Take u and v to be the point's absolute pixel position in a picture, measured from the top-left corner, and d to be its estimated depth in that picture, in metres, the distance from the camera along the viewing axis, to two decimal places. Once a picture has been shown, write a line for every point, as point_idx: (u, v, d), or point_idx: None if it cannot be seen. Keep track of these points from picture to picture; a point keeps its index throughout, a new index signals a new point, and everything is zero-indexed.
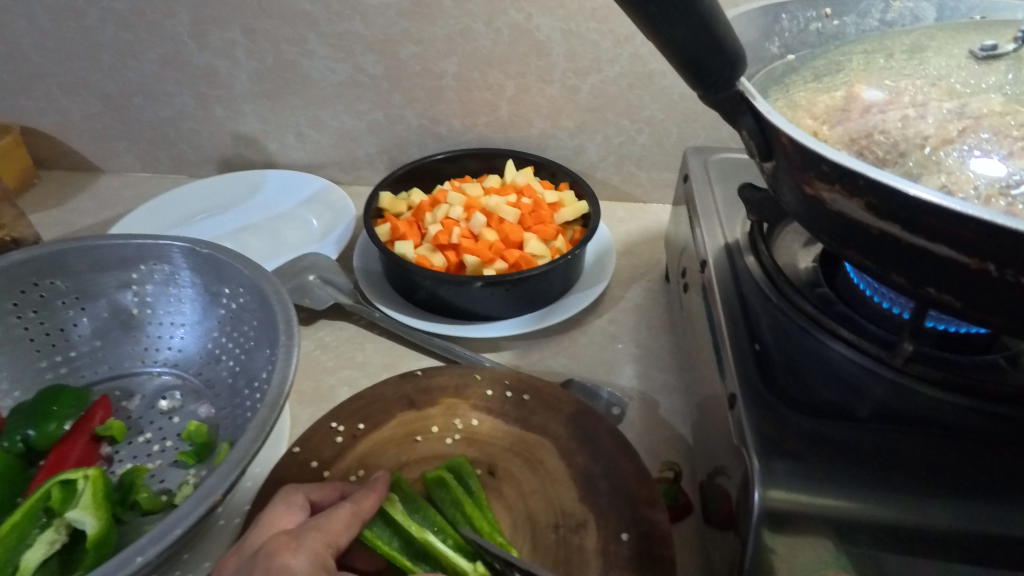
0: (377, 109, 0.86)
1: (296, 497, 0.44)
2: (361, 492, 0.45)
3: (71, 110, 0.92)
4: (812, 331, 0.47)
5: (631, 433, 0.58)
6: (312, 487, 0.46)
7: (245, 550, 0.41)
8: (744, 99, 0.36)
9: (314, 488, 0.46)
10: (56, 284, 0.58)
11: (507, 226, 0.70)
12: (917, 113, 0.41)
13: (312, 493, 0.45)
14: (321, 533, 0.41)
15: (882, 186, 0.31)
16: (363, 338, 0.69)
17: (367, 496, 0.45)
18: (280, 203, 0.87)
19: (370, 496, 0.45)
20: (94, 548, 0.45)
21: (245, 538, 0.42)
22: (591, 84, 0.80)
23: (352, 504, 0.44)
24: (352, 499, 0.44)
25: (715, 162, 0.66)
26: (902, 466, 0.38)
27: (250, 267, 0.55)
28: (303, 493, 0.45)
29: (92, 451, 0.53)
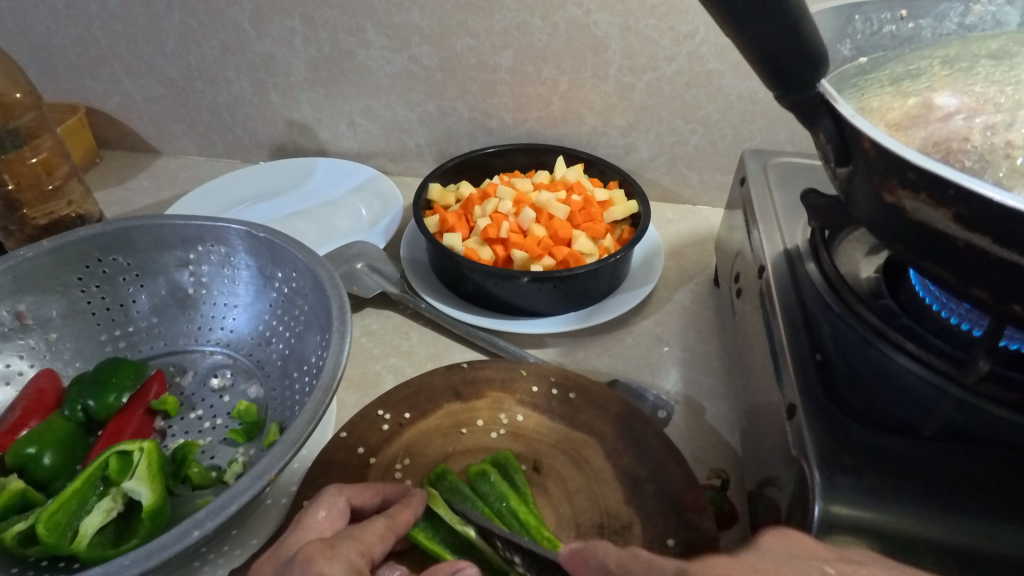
0: (430, 101, 0.87)
1: (336, 500, 0.42)
2: (398, 506, 0.43)
3: (135, 92, 0.95)
4: (876, 344, 0.45)
5: (676, 437, 0.57)
6: (356, 488, 0.43)
7: (280, 556, 0.38)
8: (824, 101, 0.35)
9: (356, 490, 0.43)
10: (119, 261, 0.60)
11: (556, 222, 0.69)
12: (1004, 122, 0.39)
13: (355, 497, 0.43)
14: (357, 544, 0.39)
15: (975, 196, 0.29)
16: (409, 327, 0.69)
17: (408, 509, 0.43)
18: (330, 191, 0.88)
19: (408, 509, 0.43)
20: (149, 517, 0.46)
21: (278, 543, 0.40)
22: (647, 82, 0.79)
23: (389, 517, 0.42)
24: (390, 512, 0.42)
25: (774, 165, 0.64)
26: (971, 489, 0.37)
27: (305, 252, 0.56)
28: (344, 494, 0.42)
29: (147, 424, 0.55)
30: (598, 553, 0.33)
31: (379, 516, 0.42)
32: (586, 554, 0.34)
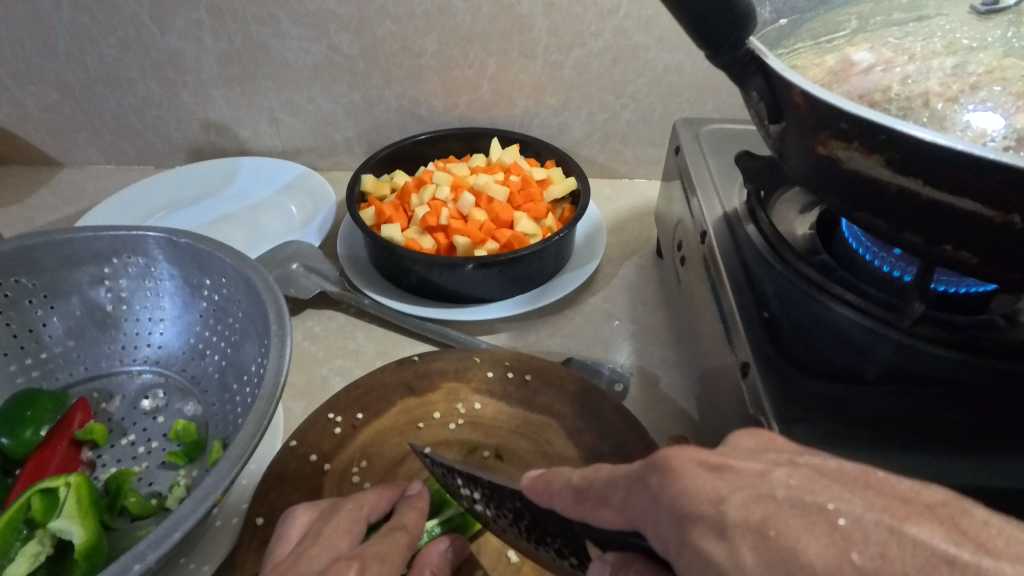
0: (355, 91, 0.83)
1: (351, 521, 0.40)
2: (404, 511, 0.42)
3: (26, 100, 0.87)
4: (817, 297, 0.46)
5: (634, 410, 0.58)
6: (370, 501, 0.41)
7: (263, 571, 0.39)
8: (754, 58, 0.35)
9: (371, 504, 0.41)
10: (23, 283, 0.54)
11: (496, 206, 0.68)
12: (918, 71, 0.40)
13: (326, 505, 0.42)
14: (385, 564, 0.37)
15: (904, 140, 0.29)
16: (354, 326, 0.66)
17: (411, 512, 0.42)
18: (257, 191, 0.84)
19: (416, 513, 0.42)
20: (85, 557, 0.42)
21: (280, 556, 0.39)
22: (575, 59, 0.78)
23: (406, 531, 0.40)
24: (407, 525, 0.40)
25: (706, 133, 0.65)
26: (913, 426, 0.38)
27: (234, 256, 0.52)
28: (363, 515, 0.40)
29: (74, 456, 0.50)
30: (563, 475, 0.34)
31: (399, 529, 0.40)
32: (549, 478, 0.35)
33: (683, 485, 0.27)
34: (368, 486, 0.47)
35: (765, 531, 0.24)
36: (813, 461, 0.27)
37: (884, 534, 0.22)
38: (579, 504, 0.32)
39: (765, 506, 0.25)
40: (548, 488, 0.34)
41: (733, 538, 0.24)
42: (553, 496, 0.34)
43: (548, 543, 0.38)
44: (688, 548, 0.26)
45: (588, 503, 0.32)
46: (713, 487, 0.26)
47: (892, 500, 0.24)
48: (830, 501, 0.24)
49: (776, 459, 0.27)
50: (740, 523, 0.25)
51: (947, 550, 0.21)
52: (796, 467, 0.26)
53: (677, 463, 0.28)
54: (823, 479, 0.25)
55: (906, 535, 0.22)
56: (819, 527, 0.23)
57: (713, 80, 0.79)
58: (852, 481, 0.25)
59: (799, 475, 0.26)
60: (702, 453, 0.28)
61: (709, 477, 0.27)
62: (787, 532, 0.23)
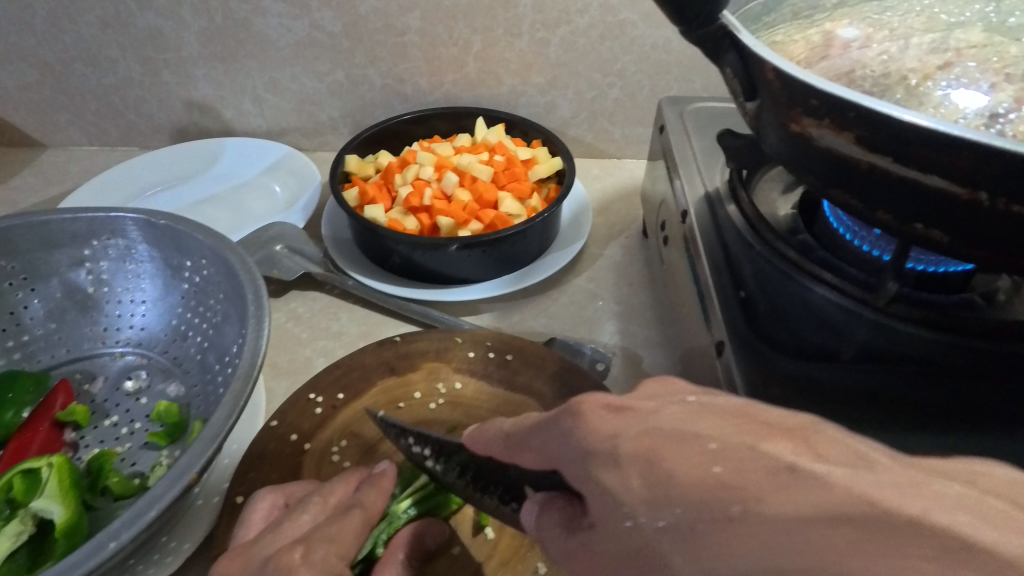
0: (339, 70, 0.82)
1: (317, 506, 0.40)
2: (367, 491, 0.41)
3: (5, 80, 0.85)
4: (795, 276, 0.46)
5: (615, 389, 0.58)
6: (334, 489, 0.41)
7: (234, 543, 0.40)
8: (728, 33, 0.34)
9: (336, 492, 0.41)
10: (1, 265, 0.54)
11: (480, 185, 0.67)
12: (898, 47, 0.40)
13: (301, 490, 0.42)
14: (335, 545, 0.38)
15: (874, 117, 0.29)
16: (337, 308, 0.66)
17: (372, 491, 0.41)
18: (241, 172, 0.83)
19: (379, 494, 0.41)
20: (65, 536, 0.42)
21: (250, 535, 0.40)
22: (561, 37, 0.77)
23: (362, 509, 0.40)
24: (364, 503, 0.40)
25: (691, 112, 0.64)
26: (883, 404, 0.39)
27: (213, 237, 0.52)
28: (327, 503, 0.41)
29: (56, 437, 0.51)
30: (496, 423, 0.35)
31: (355, 507, 0.40)
32: (484, 428, 0.36)
33: (589, 426, 0.27)
34: (347, 465, 0.47)
35: (651, 459, 0.24)
36: (709, 399, 0.26)
37: (788, 477, 0.20)
38: (507, 452, 0.33)
39: (651, 439, 0.24)
40: (482, 438, 0.35)
41: (622, 466, 0.24)
42: (487, 444, 0.35)
43: (492, 491, 0.38)
44: (590, 483, 0.26)
45: (514, 449, 0.32)
46: (608, 425, 0.26)
47: (799, 443, 0.22)
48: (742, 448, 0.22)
49: (669, 398, 0.27)
50: (629, 453, 0.24)
51: (854, 490, 0.19)
52: (682, 403, 0.26)
53: (584, 407, 0.28)
54: (739, 422, 0.24)
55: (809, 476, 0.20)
56: (692, 455, 0.23)
57: (701, 57, 0.78)
58: (767, 426, 0.23)
59: (686, 410, 0.25)
60: (607, 398, 0.28)
61: (607, 416, 0.27)
62: (668, 464, 0.23)
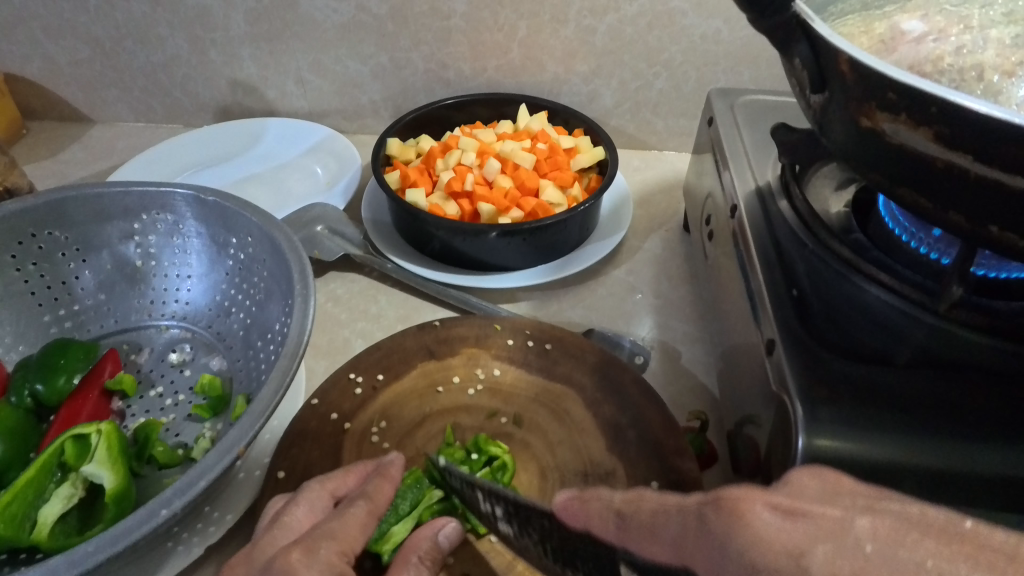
0: (382, 53, 0.82)
1: (318, 496, 0.39)
2: (375, 482, 0.40)
3: (58, 55, 0.87)
4: (850, 277, 0.45)
5: (654, 383, 0.57)
6: (338, 478, 0.40)
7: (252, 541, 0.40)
8: (800, 23, 0.33)
9: (338, 480, 0.40)
10: (55, 236, 0.55)
11: (522, 172, 0.67)
12: (973, 41, 0.39)
13: (338, 489, 0.40)
14: (338, 541, 0.36)
15: (956, 112, 0.28)
16: (375, 290, 0.67)
17: (381, 481, 0.40)
18: (283, 153, 0.84)
19: (387, 483, 0.40)
20: (114, 500, 0.43)
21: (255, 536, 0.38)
22: (608, 24, 0.76)
23: (367, 500, 0.38)
24: (370, 492, 0.39)
25: (742, 104, 0.63)
26: (942, 409, 0.37)
27: (260, 215, 0.52)
28: (327, 489, 0.40)
29: (104, 405, 0.52)
30: (601, 494, 0.29)
31: (359, 498, 0.38)
32: (586, 497, 0.29)
33: (752, 533, 0.22)
34: (387, 447, 0.47)
35: (804, 566, 0.21)
36: (894, 506, 0.22)
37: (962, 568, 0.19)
38: (618, 533, 0.27)
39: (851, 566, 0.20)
40: (583, 508, 0.29)
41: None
42: (591, 520, 0.28)
43: (569, 568, 0.33)
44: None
45: (633, 533, 0.26)
46: (788, 541, 0.21)
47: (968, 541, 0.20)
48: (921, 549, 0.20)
49: (854, 502, 0.23)
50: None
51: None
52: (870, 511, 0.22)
53: (747, 509, 0.23)
54: (912, 532, 0.21)
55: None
56: (896, 568, 0.20)
57: (751, 49, 0.77)
58: (949, 536, 0.20)
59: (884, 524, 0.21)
60: (770, 494, 0.23)
61: (780, 527, 0.22)
62: (843, 569, 0.20)
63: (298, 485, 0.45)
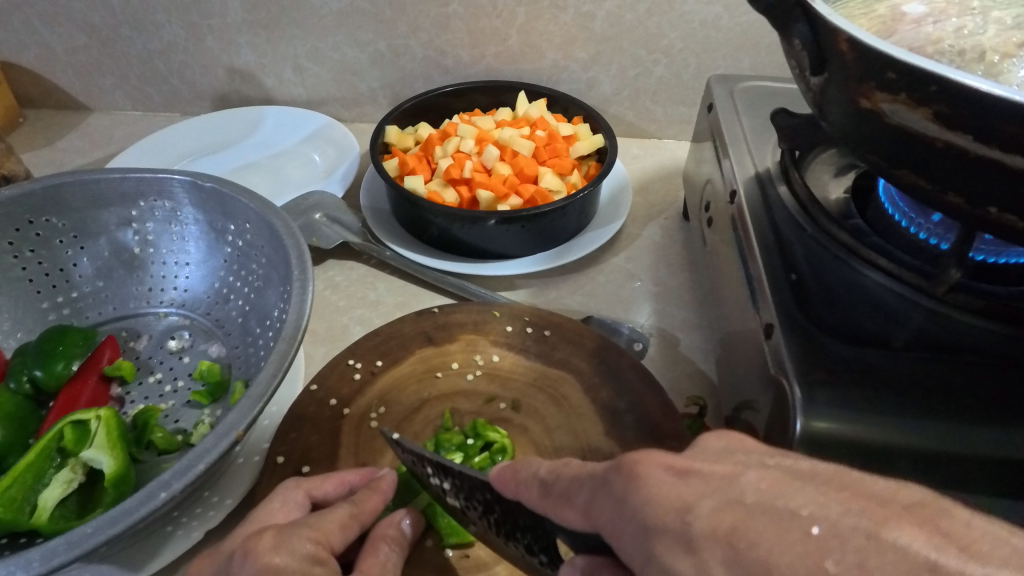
0: (380, 40, 0.82)
1: (294, 493, 0.40)
2: (363, 493, 0.40)
3: (54, 42, 0.87)
4: (848, 261, 0.45)
5: (652, 369, 0.57)
6: (316, 480, 0.41)
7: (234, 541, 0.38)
8: (799, 4, 0.33)
9: (316, 482, 0.41)
10: (53, 222, 0.55)
11: (521, 159, 0.67)
12: (974, 23, 0.39)
13: (315, 490, 0.40)
14: (312, 530, 0.36)
15: (956, 90, 0.28)
16: (374, 278, 0.67)
17: (370, 493, 0.40)
18: (281, 141, 0.84)
19: (375, 496, 0.39)
20: (114, 485, 0.43)
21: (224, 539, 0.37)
22: (607, 10, 0.76)
23: (351, 505, 0.38)
24: (354, 499, 0.39)
25: (741, 90, 0.62)
26: (938, 391, 0.37)
27: (257, 201, 0.52)
28: (303, 488, 0.40)
29: (103, 391, 0.52)
30: (530, 466, 0.32)
31: (342, 503, 0.39)
32: (516, 468, 0.32)
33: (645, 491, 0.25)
34: (385, 432, 0.47)
35: (733, 542, 0.21)
36: (783, 463, 0.24)
37: (861, 541, 0.20)
38: (543, 501, 0.30)
39: (733, 514, 0.22)
40: (514, 477, 0.32)
41: (700, 552, 0.22)
42: (518, 489, 0.31)
43: (517, 540, 0.35)
44: (651, 563, 0.24)
45: (554, 500, 0.30)
46: (676, 495, 0.24)
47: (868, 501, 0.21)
48: (803, 507, 0.21)
49: (745, 459, 0.25)
50: (708, 534, 0.22)
51: (929, 557, 0.19)
52: (763, 468, 0.24)
53: (642, 469, 0.25)
54: (794, 482, 0.23)
55: (885, 541, 0.19)
56: (791, 535, 0.21)
57: (751, 35, 0.76)
58: (825, 483, 0.22)
59: (770, 478, 0.23)
60: (669, 457, 0.26)
61: (671, 482, 0.24)
62: (754, 542, 0.21)
63: (297, 469, 0.45)
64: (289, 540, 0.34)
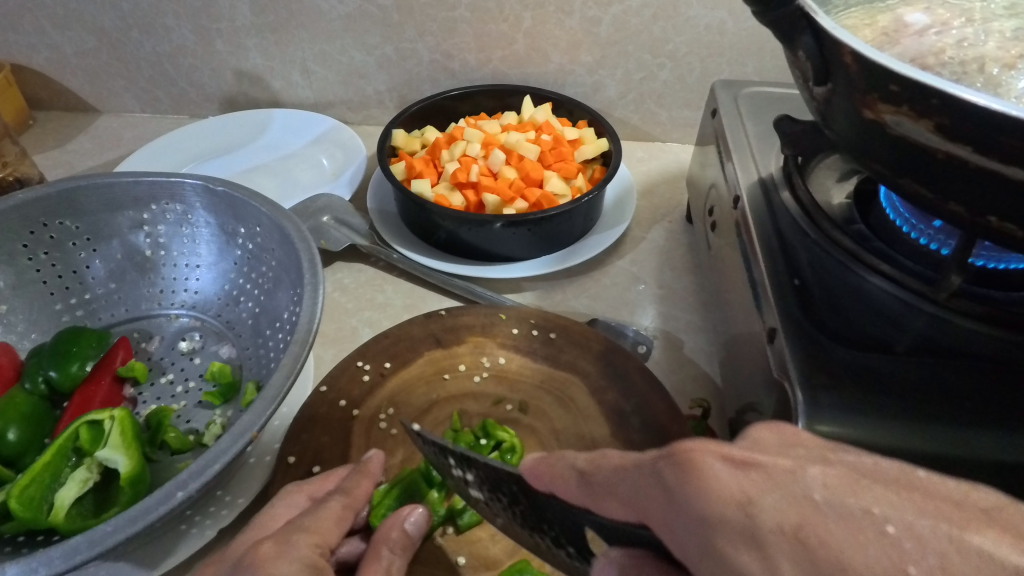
0: (388, 44, 0.82)
1: (296, 496, 0.40)
2: (354, 478, 0.41)
3: (64, 45, 0.88)
4: (851, 267, 0.46)
5: (656, 371, 0.58)
6: (316, 481, 0.41)
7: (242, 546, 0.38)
8: (804, 15, 0.34)
9: (317, 483, 0.41)
10: (66, 225, 0.56)
11: (527, 163, 0.67)
12: (976, 35, 0.39)
13: (317, 491, 0.41)
14: (311, 533, 0.37)
15: (958, 104, 0.28)
16: (382, 280, 0.68)
17: (360, 477, 0.41)
18: (289, 143, 0.84)
19: (365, 479, 0.41)
20: (129, 484, 0.44)
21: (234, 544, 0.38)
22: (613, 15, 0.76)
23: (344, 495, 0.40)
24: (345, 488, 0.40)
25: (746, 96, 0.63)
26: (939, 395, 0.38)
27: (269, 205, 0.53)
28: (304, 490, 0.41)
29: (116, 392, 0.53)
30: (566, 457, 0.31)
31: (335, 494, 0.40)
32: (550, 462, 0.31)
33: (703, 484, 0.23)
34: (395, 433, 0.48)
35: (801, 537, 0.20)
36: (847, 459, 0.23)
37: (938, 542, 0.19)
38: (584, 494, 0.29)
39: (801, 509, 0.21)
40: (550, 470, 0.30)
41: (772, 556, 0.21)
42: (553, 481, 0.30)
43: (544, 531, 0.33)
44: (715, 560, 0.22)
45: (597, 493, 0.29)
46: (737, 487, 0.22)
47: (929, 499, 0.20)
48: (875, 505, 0.20)
49: (806, 452, 0.24)
50: (774, 530, 0.21)
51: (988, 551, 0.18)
52: (827, 463, 0.23)
53: (696, 457, 0.24)
54: (861, 479, 0.21)
55: (970, 546, 0.18)
56: (864, 535, 0.19)
57: (755, 40, 0.77)
58: (894, 482, 0.21)
59: (836, 474, 0.22)
60: (724, 446, 0.24)
61: (732, 474, 0.23)
62: (824, 541, 0.20)
63: (308, 469, 0.46)
64: (290, 549, 0.35)
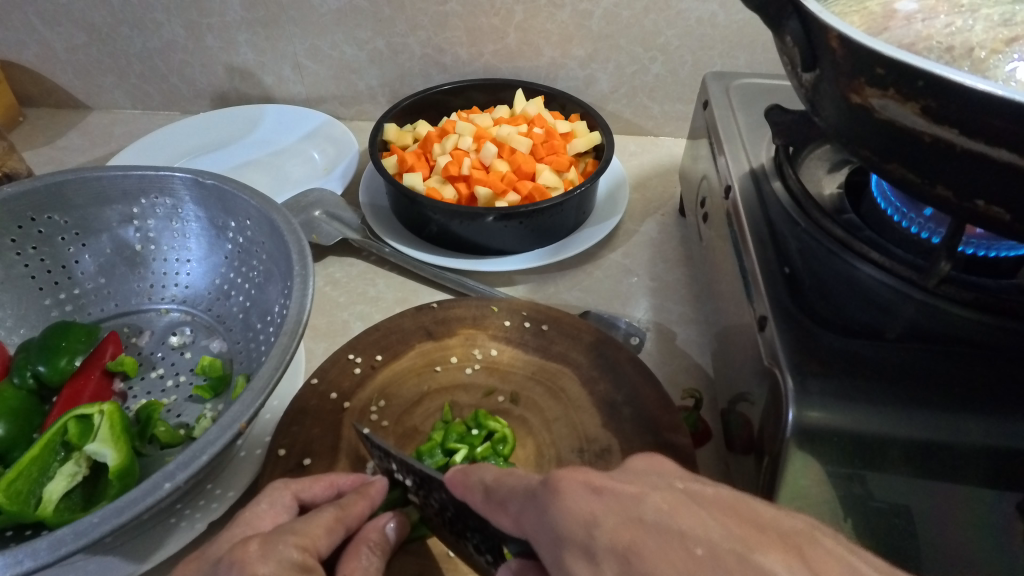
0: (379, 38, 0.82)
1: (282, 495, 0.40)
2: (351, 497, 0.40)
3: (54, 41, 0.87)
4: (841, 255, 0.46)
5: (649, 363, 0.58)
6: (305, 482, 0.41)
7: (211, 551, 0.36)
8: (790, 0, 0.34)
9: (306, 484, 0.41)
10: (55, 219, 0.56)
11: (519, 156, 0.67)
12: (963, 21, 0.39)
13: (302, 492, 0.41)
14: (299, 537, 0.36)
15: (944, 85, 0.28)
16: (374, 274, 0.67)
17: (359, 498, 0.39)
18: (280, 138, 0.84)
19: (362, 500, 0.39)
20: (118, 478, 0.44)
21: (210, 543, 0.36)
22: (604, 8, 0.76)
23: (337, 508, 0.38)
24: (340, 502, 0.39)
25: (737, 87, 0.63)
26: (929, 380, 0.38)
27: (258, 198, 0.53)
28: (291, 489, 0.40)
29: (106, 386, 0.52)
30: (479, 472, 0.32)
31: (329, 506, 0.38)
32: (466, 476, 0.32)
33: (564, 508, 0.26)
34: (385, 425, 0.48)
35: (628, 557, 0.24)
36: (692, 487, 0.27)
37: (731, 563, 0.22)
38: (484, 507, 0.31)
39: (634, 531, 0.24)
40: (465, 481, 0.32)
41: (600, 563, 0.24)
42: (467, 492, 0.32)
43: (467, 539, 0.37)
44: (562, 571, 0.26)
45: (493, 505, 0.31)
46: (590, 510, 0.26)
47: (750, 528, 0.24)
48: (690, 528, 0.24)
49: (655, 480, 0.28)
50: (609, 546, 0.24)
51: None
52: (670, 490, 0.27)
53: (564, 484, 0.27)
54: (691, 504, 0.25)
55: (753, 562, 0.22)
56: (677, 552, 0.23)
57: (747, 32, 0.77)
58: (721, 507, 0.25)
59: (671, 498, 0.26)
60: (586, 474, 0.28)
61: (589, 499, 0.26)
62: (645, 557, 0.23)
63: (299, 461, 0.45)
64: (276, 550, 0.34)
